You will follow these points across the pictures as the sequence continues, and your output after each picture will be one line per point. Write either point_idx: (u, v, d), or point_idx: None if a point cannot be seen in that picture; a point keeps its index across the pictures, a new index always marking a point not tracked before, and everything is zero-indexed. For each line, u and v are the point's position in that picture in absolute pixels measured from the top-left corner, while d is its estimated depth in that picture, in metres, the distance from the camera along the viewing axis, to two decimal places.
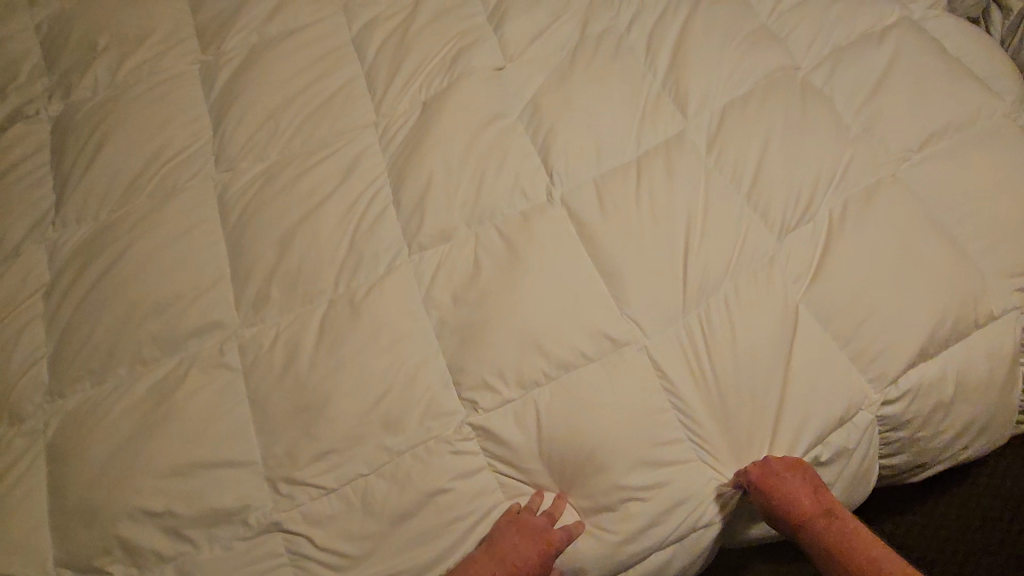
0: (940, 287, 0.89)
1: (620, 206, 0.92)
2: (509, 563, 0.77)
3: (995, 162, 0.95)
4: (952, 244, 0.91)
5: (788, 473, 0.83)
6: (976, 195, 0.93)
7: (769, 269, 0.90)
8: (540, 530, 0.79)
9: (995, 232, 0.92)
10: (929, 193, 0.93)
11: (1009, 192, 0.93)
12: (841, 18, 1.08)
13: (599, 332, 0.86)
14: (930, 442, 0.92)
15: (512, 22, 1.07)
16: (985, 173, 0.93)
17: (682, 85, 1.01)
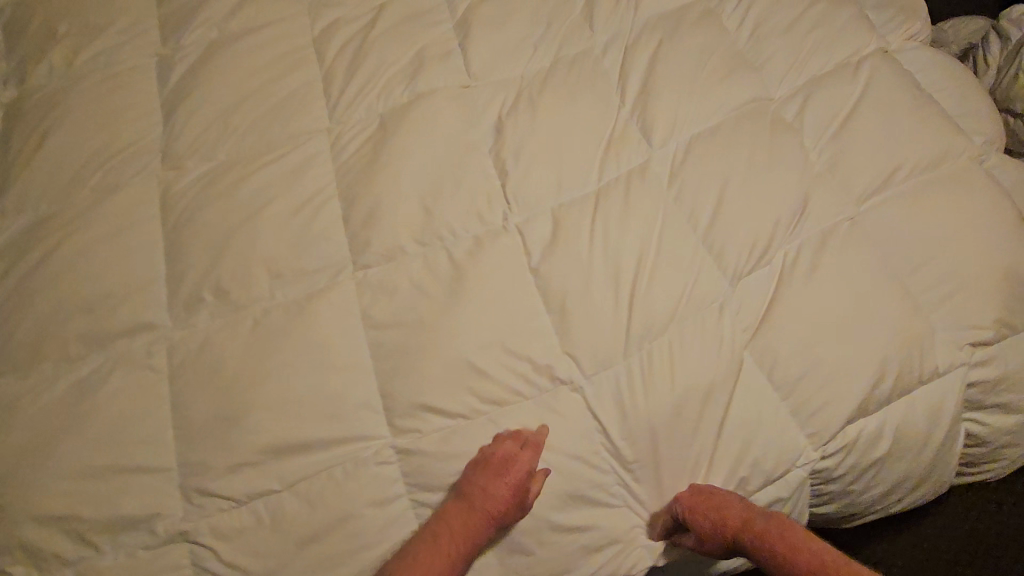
0: (894, 339, 0.83)
1: (567, 232, 0.91)
2: (483, 508, 0.77)
3: (963, 207, 0.90)
4: (915, 297, 0.86)
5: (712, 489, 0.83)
6: (941, 241, 0.87)
7: (718, 309, 0.86)
8: (505, 461, 0.78)
9: (960, 281, 0.86)
10: (892, 238, 0.88)
11: (977, 239, 0.88)
12: (819, 45, 1.04)
13: (530, 360, 0.84)
14: (864, 495, 0.89)
15: (476, 32, 1.06)
16: (951, 219, 0.88)
17: (640, 109, 0.99)
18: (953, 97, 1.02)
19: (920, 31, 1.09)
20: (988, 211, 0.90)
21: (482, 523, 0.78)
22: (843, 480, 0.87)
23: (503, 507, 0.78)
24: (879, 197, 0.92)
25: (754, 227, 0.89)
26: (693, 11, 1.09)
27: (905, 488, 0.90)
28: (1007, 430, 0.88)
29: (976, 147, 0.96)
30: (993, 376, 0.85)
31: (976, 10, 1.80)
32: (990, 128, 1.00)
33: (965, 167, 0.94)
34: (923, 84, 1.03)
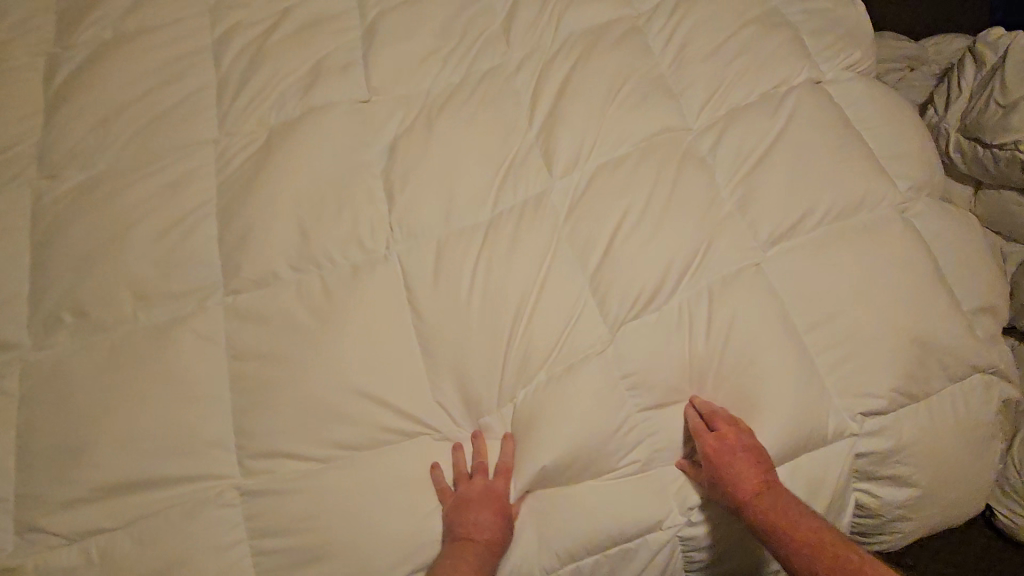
0: (778, 400, 0.80)
1: (451, 266, 0.85)
2: (481, 539, 0.75)
3: (870, 262, 0.85)
4: (807, 359, 0.82)
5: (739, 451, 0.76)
6: (839, 298, 0.83)
7: (601, 360, 0.81)
8: (485, 494, 0.78)
9: (852, 342, 0.82)
10: (789, 292, 0.84)
11: (878, 298, 0.83)
12: (747, 73, 0.97)
13: (397, 403, 0.80)
14: (742, 564, 0.86)
15: (382, 42, 0.99)
16: (853, 275, 0.84)
17: (545, 133, 0.93)
18: (885, 137, 0.95)
19: (859, 63, 1.03)
20: (899, 269, 0.85)
21: (488, 557, 0.74)
22: (718, 548, 0.83)
23: (500, 538, 0.76)
24: (790, 245, 0.86)
25: (650, 275, 0.83)
26: (620, 26, 1.01)
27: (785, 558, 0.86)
28: (899, 504, 0.84)
29: (900, 196, 0.90)
30: (881, 447, 0.81)
31: (960, 27, 1.70)
32: (920, 174, 0.94)
33: (884, 217, 0.88)
34: (854, 121, 0.96)
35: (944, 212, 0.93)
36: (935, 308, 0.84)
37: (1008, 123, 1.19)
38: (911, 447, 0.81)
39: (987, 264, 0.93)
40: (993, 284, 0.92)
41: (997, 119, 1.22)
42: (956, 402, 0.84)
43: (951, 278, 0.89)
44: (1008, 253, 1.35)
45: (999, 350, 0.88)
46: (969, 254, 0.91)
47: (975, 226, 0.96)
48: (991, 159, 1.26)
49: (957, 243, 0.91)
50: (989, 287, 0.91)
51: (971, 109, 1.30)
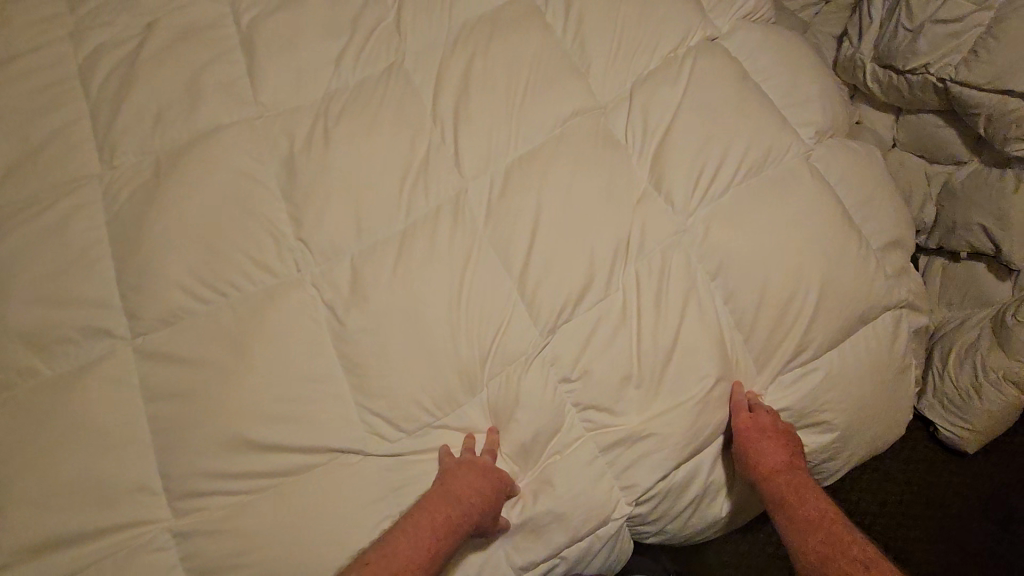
0: (699, 362, 0.81)
1: (366, 277, 0.82)
2: (463, 504, 0.73)
3: (779, 215, 0.85)
4: (728, 323, 0.84)
5: (768, 432, 0.80)
6: (754, 254, 0.83)
7: (536, 358, 0.80)
8: (488, 468, 0.77)
9: (770, 297, 0.83)
10: (706, 253, 0.84)
11: (791, 249, 0.84)
12: (644, 39, 0.96)
13: (322, 427, 0.76)
14: (686, 529, 0.86)
15: (264, 47, 0.95)
16: (765, 229, 0.84)
17: (447, 127, 0.91)
18: (787, 86, 0.95)
19: (756, 12, 1.02)
20: (810, 219, 0.85)
21: (461, 523, 0.73)
22: (662, 521, 0.84)
23: (482, 513, 0.74)
24: (707, 207, 0.85)
25: (570, 260, 0.83)
26: (512, 9, 0.99)
27: (717, 525, 0.88)
28: (825, 448, 0.87)
29: (804, 145, 0.90)
30: (797, 401, 0.84)
31: None
32: (823, 119, 0.94)
33: (793, 168, 0.88)
34: (754, 76, 0.96)
35: (849, 154, 0.94)
36: (848, 253, 0.85)
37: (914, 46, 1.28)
38: (827, 394, 0.84)
39: (892, 199, 0.94)
40: (899, 219, 0.94)
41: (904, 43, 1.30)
42: (875, 342, 0.86)
43: (860, 219, 0.90)
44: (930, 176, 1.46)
45: (909, 283, 0.90)
46: (876, 192, 0.93)
47: (881, 161, 0.97)
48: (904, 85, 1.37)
49: (863, 183, 0.92)
50: (895, 222, 0.93)
51: (883, 37, 1.36)
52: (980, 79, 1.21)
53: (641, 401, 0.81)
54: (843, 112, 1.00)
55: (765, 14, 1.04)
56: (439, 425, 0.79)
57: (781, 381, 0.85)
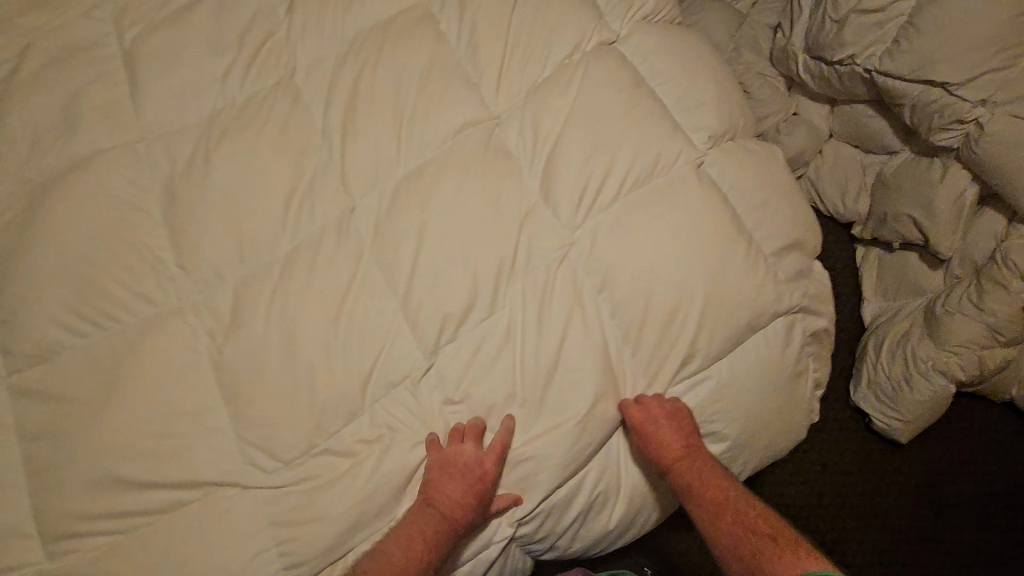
0: (588, 378, 0.81)
1: (248, 304, 0.81)
2: (449, 514, 0.75)
3: (667, 226, 0.85)
4: (616, 336, 0.84)
5: (664, 421, 0.81)
6: (641, 267, 0.83)
7: (421, 380, 0.79)
8: (468, 471, 0.76)
9: (656, 311, 0.83)
10: (594, 268, 0.83)
11: (680, 260, 0.84)
12: (537, 45, 0.93)
13: (198, 460, 0.75)
14: (579, 543, 0.87)
15: (145, 66, 0.92)
16: (653, 242, 0.84)
17: (335, 144, 0.89)
18: (683, 89, 0.94)
19: (656, 13, 1.00)
20: (698, 228, 0.85)
21: (447, 531, 0.75)
22: (550, 539, 0.85)
23: (468, 515, 0.76)
24: (594, 220, 0.85)
25: (456, 278, 0.82)
26: (405, 16, 0.96)
27: (612, 536, 0.88)
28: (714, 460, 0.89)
29: (697, 151, 0.90)
30: None
31: None
32: (720, 123, 0.93)
33: (683, 176, 0.87)
34: (650, 80, 0.95)
35: (745, 158, 0.93)
36: (736, 261, 0.86)
37: (839, 34, 1.32)
38: (715, 405, 0.86)
39: (791, 202, 0.94)
40: (798, 222, 0.93)
41: (830, 32, 1.34)
42: (763, 351, 0.87)
43: (755, 224, 0.90)
44: (864, 163, 1.54)
45: (803, 287, 0.91)
46: (772, 196, 0.92)
47: (781, 163, 0.96)
48: (836, 76, 1.42)
49: (759, 187, 0.91)
50: (793, 225, 0.92)
51: (814, 27, 1.40)
52: (902, 69, 1.24)
53: (530, 419, 0.82)
54: (744, 114, 0.98)
55: (667, 13, 1.02)
56: (321, 451, 0.77)
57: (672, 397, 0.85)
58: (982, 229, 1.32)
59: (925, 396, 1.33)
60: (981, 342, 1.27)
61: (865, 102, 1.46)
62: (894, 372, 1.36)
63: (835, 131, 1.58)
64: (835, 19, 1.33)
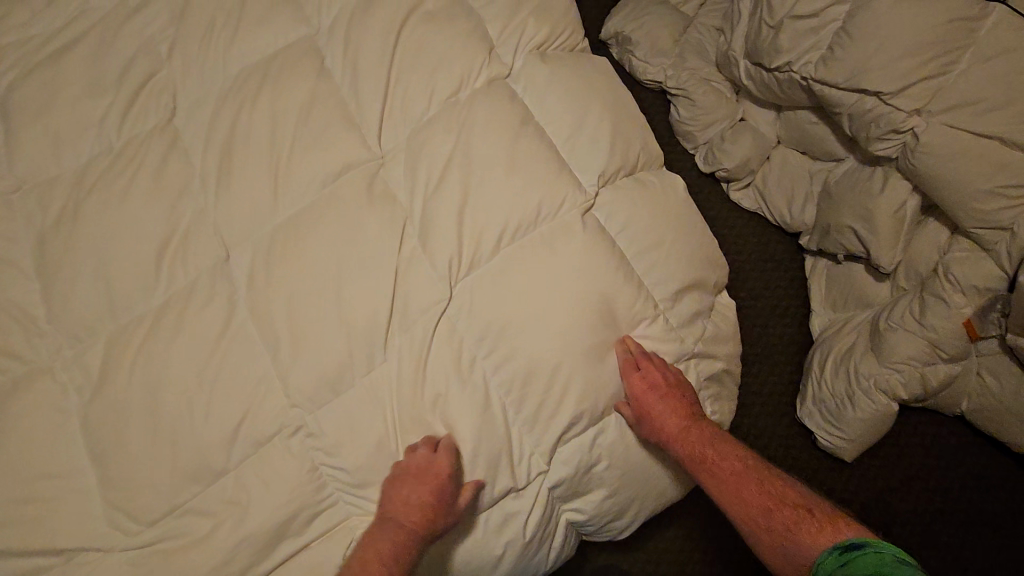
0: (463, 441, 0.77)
1: (114, 362, 0.79)
2: (408, 520, 0.74)
3: (549, 278, 0.81)
4: (499, 389, 0.80)
5: (664, 391, 0.82)
6: (520, 322, 0.80)
7: (290, 440, 0.77)
8: (422, 470, 0.75)
9: (536, 367, 0.80)
10: (471, 323, 0.80)
11: (562, 313, 0.81)
12: (424, 78, 0.88)
13: (63, 524, 0.75)
14: None
15: (22, 114, 0.90)
16: (533, 295, 0.80)
17: (211, 192, 0.86)
18: (575, 124, 0.89)
19: (551, 41, 0.94)
20: (581, 275, 0.82)
21: (409, 538, 0.73)
22: None
23: (429, 521, 0.74)
24: (473, 270, 0.82)
25: (325, 336, 0.79)
26: (289, 50, 0.91)
27: None
28: (606, 512, 0.87)
29: (587, 193, 0.86)
30: (567, 474, 0.83)
31: None
32: (612, 160, 0.89)
33: (570, 220, 0.84)
34: (539, 116, 0.90)
35: (640, 197, 0.90)
36: (621, 307, 0.84)
37: (779, 41, 1.17)
38: (606, 459, 0.84)
39: (691, 240, 0.91)
40: (695, 262, 0.90)
41: (771, 38, 1.19)
42: None
43: (647, 266, 0.87)
44: (812, 172, 1.39)
45: (699, 330, 0.90)
46: (668, 236, 0.89)
47: (680, 200, 0.93)
48: (776, 82, 1.27)
49: (654, 227, 0.88)
50: (691, 265, 0.90)
51: (753, 30, 1.24)
52: (839, 77, 1.10)
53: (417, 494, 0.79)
54: (646, 146, 0.95)
55: (565, 41, 0.97)
56: (184, 512, 0.76)
57: (559, 455, 0.83)
58: (925, 240, 1.20)
59: (870, 415, 1.20)
60: (924, 359, 1.15)
61: (807, 109, 1.32)
62: (836, 389, 1.23)
63: (779, 137, 1.43)
64: (773, 25, 1.18)
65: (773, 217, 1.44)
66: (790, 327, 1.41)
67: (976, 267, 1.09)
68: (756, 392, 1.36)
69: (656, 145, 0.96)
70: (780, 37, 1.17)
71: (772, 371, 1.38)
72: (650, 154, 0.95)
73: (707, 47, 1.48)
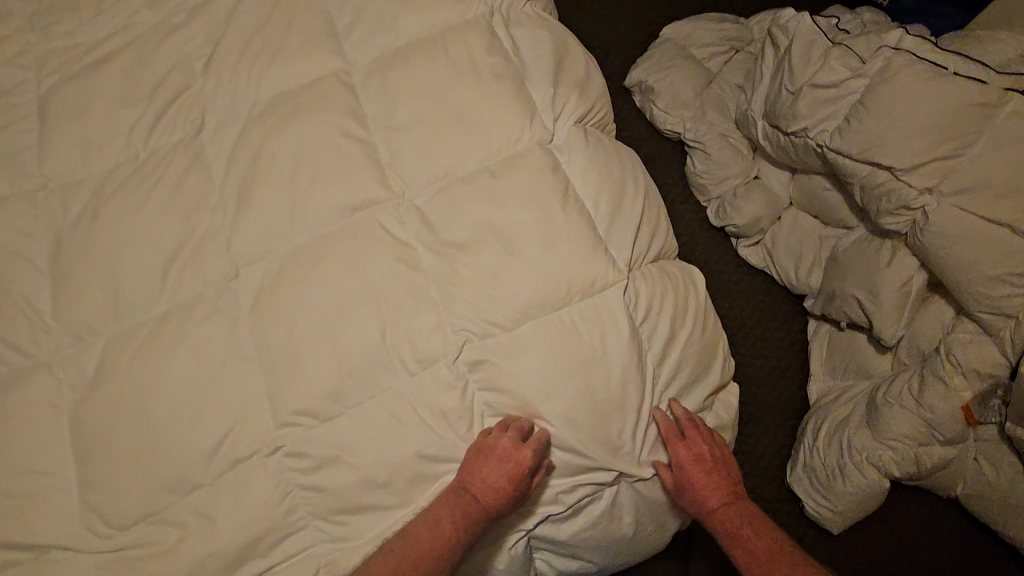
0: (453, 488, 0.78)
1: (113, 361, 0.82)
2: (480, 497, 0.76)
3: (549, 324, 0.81)
4: None
5: (707, 460, 0.84)
6: (517, 368, 0.80)
7: (265, 460, 0.78)
8: (504, 455, 0.76)
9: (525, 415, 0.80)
10: (471, 362, 0.81)
11: (561, 363, 0.80)
12: (446, 119, 0.91)
13: (43, 515, 0.77)
14: None
15: (66, 116, 0.96)
16: (533, 341, 0.81)
17: (228, 207, 0.89)
18: (614, 199, 0.90)
19: (577, 100, 0.97)
20: (598, 362, 0.81)
21: (477, 515, 0.76)
22: None
23: (501, 502, 0.76)
24: (484, 342, 0.81)
25: (318, 361, 0.80)
26: (320, 81, 0.95)
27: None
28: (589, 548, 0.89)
29: (620, 271, 0.85)
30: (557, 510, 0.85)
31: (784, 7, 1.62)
32: (642, 246, 0.89)
33: (612, 309, 0.82)
34: (577, 183, 0.90)
35: (665, 289, 0.89)
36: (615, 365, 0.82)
37: (798, 107, 1.18)
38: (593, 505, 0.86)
39: (703, 335, 0.91)
40: (704, 358, 0.90)
41: (791, 104, 1.20)
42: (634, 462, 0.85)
43: (663, 358, 0.87)
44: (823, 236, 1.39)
45: None
46: (684, 328, 0.89)
47: (700, 297, 0.92)
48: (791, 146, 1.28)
49: (676, 319, 0.88)
50: (699, 361, 0.90)
51: (775, 94, 1.25)
52: (853, 149, 1.11)
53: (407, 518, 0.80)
54: (656, 204, 0.96)
55: (589, 99, 1.00)
56: (158, 520, 0.77)
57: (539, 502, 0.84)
58: (930, 318, 1.18)
59: (858, 489, 1.17)
60: (920, 439, 1.12)
61: (822, 175, 1.32)
62: (828, 459, 1.21)
63: (793, 199, 1.43)
64: (795, 91, 1.19)
65: (779, 276, 1.44)
66: (788, 391, 1.39)
67: (980, 352, 1.06)
68: (746, 452, 1.35)
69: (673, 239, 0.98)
70: (799, 103, 1.18)
71: (768, 433, 1.36)
72: (672, 245, 0.97)
73: (729, 104, 1.50)
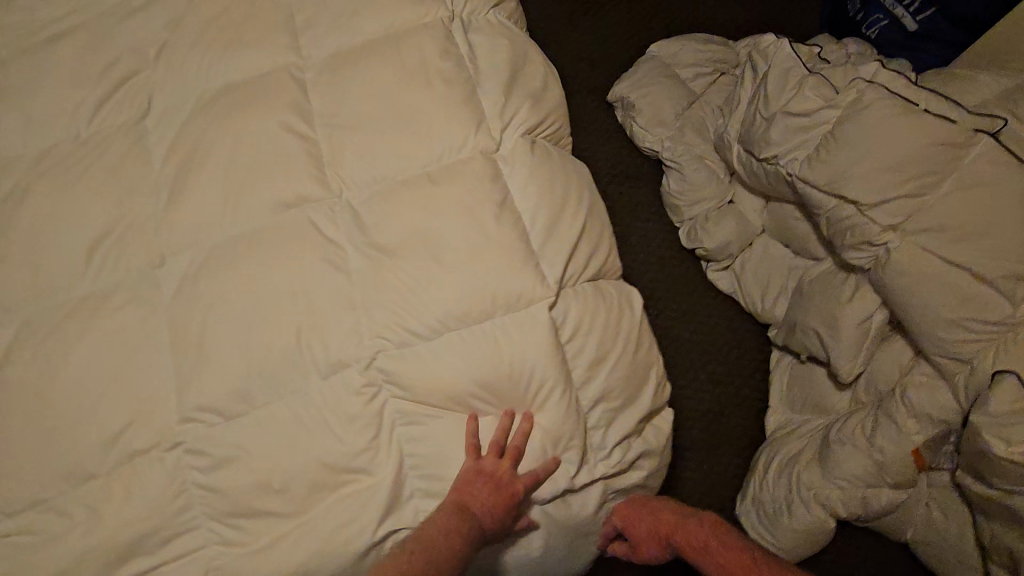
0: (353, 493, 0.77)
1: (27, 342, 0.81)
2: (478, 520, 0.76)
3: (471, 337, 0.80)
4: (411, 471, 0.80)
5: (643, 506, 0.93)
6: (432, 378, 0.78)
7: (164, 455, 0.76)
8: (504, 479, 0.77)
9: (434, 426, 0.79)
10: (388, 369, 0.79)
11: (477, 377, 0.79)
12: (389, 121, 0.89)
13: None
14: None
15: (15, 91, 0.95)
16: (452, 354, 0.79)
17: (161, 193, 0.88)
18: (553, 214, 0.88)
19: (528, 111, 0.95)
20: (516, 380, 0.80)
21: (473, 536, 0.75)
22: None
23: (495, 524, 0.77)
24: (398, 349, 0.79)
25: (230, 358, 0.78)
26: (268, 75, 0.93)
27: None
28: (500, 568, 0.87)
29: (549, 287, 0.83)
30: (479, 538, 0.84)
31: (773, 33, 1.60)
32: (576, 263, 0.87)
33: (537, 327, 0.80)
34: (517, 196, 0.89)
35: (597, 308, 0.87)
36: (533, 384, 0.80)
37: (768, 132, 1.14)
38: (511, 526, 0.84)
39: (634, 361, 0.88)
40: (632, 383, 0.88)
41: (761, 128, 1.17)
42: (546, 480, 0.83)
43: (588, 380, 0.85)
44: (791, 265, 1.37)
45: (622, 451, 0.88)
46: (614, 351, 0.87)
47: (636, 320, 0.90)
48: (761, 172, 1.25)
49: (605, 342, 0.86)
50: (628, 386, 0.88)
51: (748, 117, 1.22)
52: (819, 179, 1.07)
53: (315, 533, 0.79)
54: (600, 224, 0.94)
55: (544, 112, 0.98)
56: (49, 507, 0.76)
57: None
58: (888, 357, 1.15)
59: (804, 526, 1.14)
60: (869, 480, 1.09)
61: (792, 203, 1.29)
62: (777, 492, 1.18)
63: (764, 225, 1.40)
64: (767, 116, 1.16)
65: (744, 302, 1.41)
66: (742, 422, 1.36)
67: (934, 396, 1.03)
68: (692, 481, 1.32)
69: (615, 260, 0.96)
70: (769, 127, 1.15)
71: (716, 462, 1.33)
72: (613, 265, 0.95)
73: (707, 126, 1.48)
